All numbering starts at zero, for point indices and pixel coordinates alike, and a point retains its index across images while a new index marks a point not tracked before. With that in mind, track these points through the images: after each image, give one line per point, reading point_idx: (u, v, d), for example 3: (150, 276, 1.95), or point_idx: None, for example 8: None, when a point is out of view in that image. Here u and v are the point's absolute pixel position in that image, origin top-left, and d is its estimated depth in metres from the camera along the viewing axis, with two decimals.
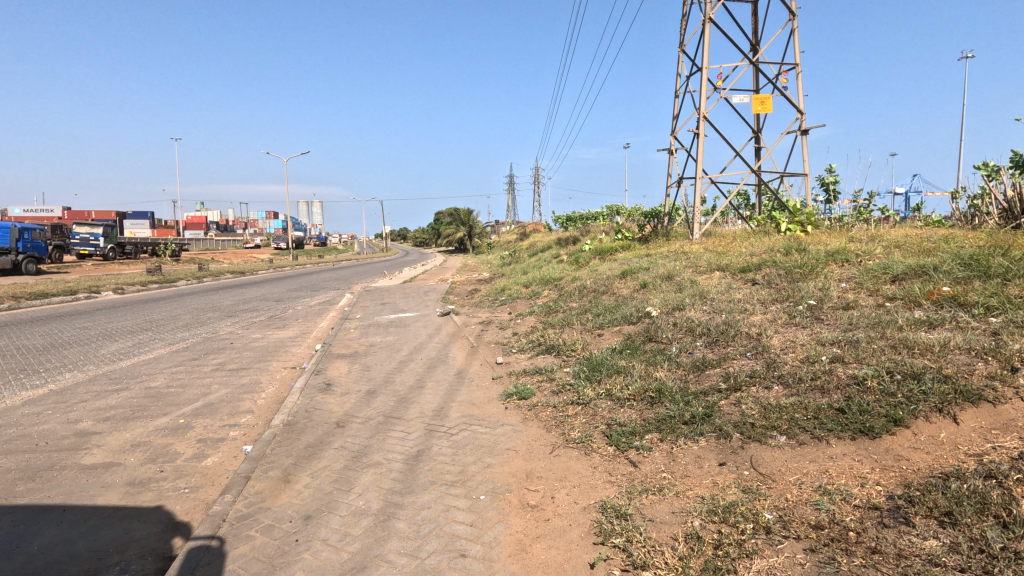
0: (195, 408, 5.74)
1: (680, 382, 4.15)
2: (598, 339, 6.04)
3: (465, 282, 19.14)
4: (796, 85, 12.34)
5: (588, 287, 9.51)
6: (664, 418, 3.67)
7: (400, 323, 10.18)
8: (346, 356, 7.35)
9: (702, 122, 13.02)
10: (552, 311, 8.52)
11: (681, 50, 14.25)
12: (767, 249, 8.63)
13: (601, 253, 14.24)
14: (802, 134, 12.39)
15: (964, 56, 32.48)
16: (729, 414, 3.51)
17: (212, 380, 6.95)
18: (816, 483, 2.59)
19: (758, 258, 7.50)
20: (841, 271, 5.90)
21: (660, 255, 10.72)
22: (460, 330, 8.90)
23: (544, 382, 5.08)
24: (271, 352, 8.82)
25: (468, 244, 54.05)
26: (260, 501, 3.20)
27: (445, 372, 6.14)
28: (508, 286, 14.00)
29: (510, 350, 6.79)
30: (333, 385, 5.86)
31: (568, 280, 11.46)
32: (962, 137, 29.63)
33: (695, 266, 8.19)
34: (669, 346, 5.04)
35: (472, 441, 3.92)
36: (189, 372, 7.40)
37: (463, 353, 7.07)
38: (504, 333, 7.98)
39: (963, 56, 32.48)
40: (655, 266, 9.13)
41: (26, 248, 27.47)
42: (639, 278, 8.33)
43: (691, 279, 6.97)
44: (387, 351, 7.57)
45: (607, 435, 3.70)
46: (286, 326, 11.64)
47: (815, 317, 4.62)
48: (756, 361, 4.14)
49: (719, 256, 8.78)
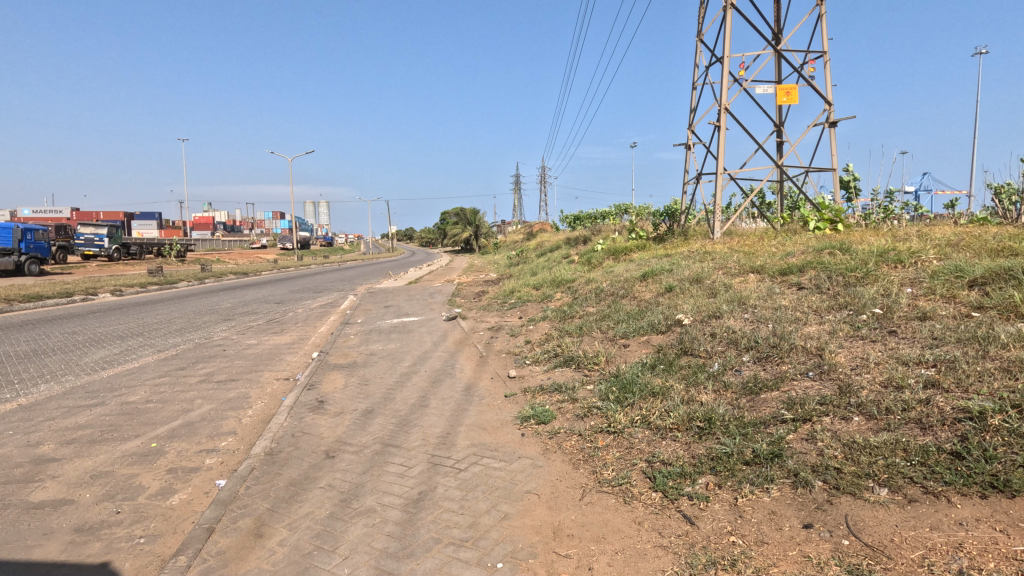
0: (171, 429, 5.12)
1: (732, 409, 3.47)
2: (624, 351, 5.38)
3: (472, 283, 18.51)
4: (824, 73, 11.64)
5: (605, 290, 8.84)
6: (719, 456, 3.00)
7: (404, 328, 9.56)
8: (343, 367, 6.72)
9: (723, 114, 12.31)
10: (567, 317, 7.84)
11: (699, 39, 13.54)
12: (801, 249, 7.92)
13: (616, 253, 13.54)
14: (830, 126, 11.65)
15: (983, 51, 31.77)
16: (804, 452, 2.84)
17: (196, 394, 6.33)
18: (953, 567, 1.95)
19: (798, 259, 6.79)
20: (900, 272, 5.19)
21: (681, 255, 10.03)
22: (468, 336, 8.26)
23: (565, 402, 4.42)
24: (265, 360, 8.21)
25: (475, 244, 53.46)
26: (222, 567, 2.57)
27: (452, 388, 5.49)
28: (517, 288, 13.34)
29: (524, 361, 6.12)
30: (325, 402, 5.22)
31: (582, 281, 10.81)
32: (978, 135, 29.02)
33: (724, 267, 7.50)
34: (711, 362, 4.36)
35: (484, 481, 3.27)
36: (174, 384, 6.79)
37: (472, 364, 6.41)
38: (515, 341, 7.33)
39: (982, 51, 31.79)
40: (678, 268, 8.45)
41: (28, 249, 27.05)
42: (663, 280, 7.65)
43: (724, 282, 6.28)
44: (388, 361, 6.92)
45: (650, 477, 3.03)
46: (284, 331, 11.02)
47: (886, 330, 3.94)
48: (823, 384, 3.46)
49: (749, 257, 8.07)
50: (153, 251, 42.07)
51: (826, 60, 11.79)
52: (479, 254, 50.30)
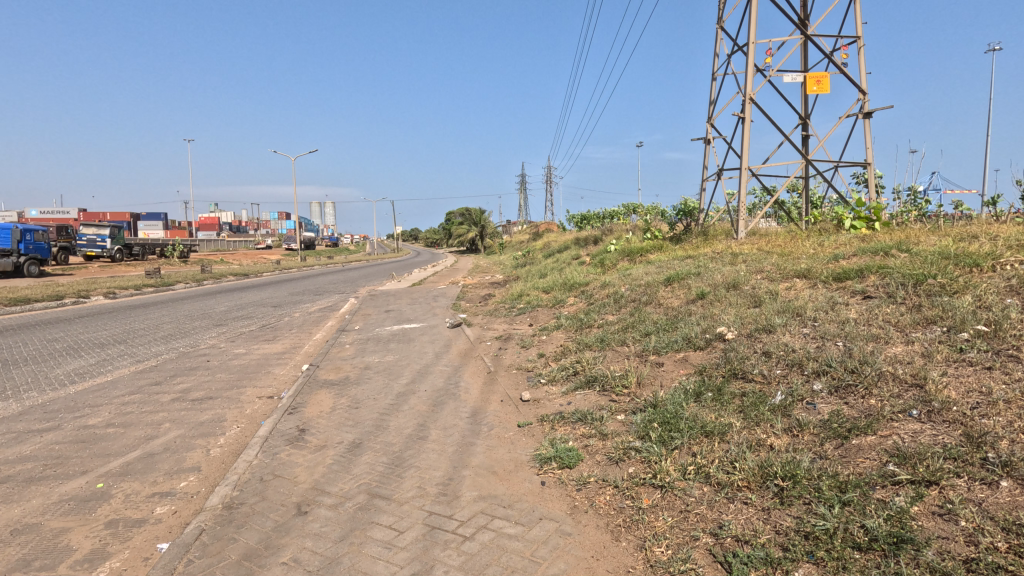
0: (125, 463, 4.35)
1: (819, 460, 2.67)
2: (657, 370, 4.59)
3: (478, 285, 17.74)
4: (858, 60, 10.81)
5: (624, 295, 8.06)
6: (820, 534, 2.21)
7: (404, 336, 8.82)
8: (333, 385, 5.94)
9: (748, 105, 11.47)
10: (584, 327, 7.04)
11: (720, 26, 12.74)
12: (845, 250, 7.09)
13: (631, 255, 12.69)
14: (865, 117, 10.82)
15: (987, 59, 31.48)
16: (945, 537, 2.04)
17: (166, 416, 5.57)
18: None
19: (849, 262, 5.96)
20: (986, 277, 4.38)
21: (706, 257, 9.24)
22: (475, 347, 7.48)
23: (593, 440, 3.63)
24: (250, 373, 7.44)
25: (480, 244, 52.76)
26: None
27: (455, 414, 4.70)
28: (526, 291, 12.54)
29: (538, 380, 5.33)
30: (306, 432, 4.44)
31: (597, 285, 10.01)
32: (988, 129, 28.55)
33: (761, 271, 6.69)
34: (772, 391, 3.55)
35: (497, 558, 2.48)
36: (144, 404, 6.03)
37: (478, 382, 5.62)
38: (526, 354, 6.55)
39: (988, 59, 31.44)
40: (706, 271, 7.62)
41: (28, 250, 26.43)
42: (692, 286, 6.85)
43: (768, 289, 5.48)
44: (384, 377, 6.13)
45: (721, 562, 2.24)
46: (277, 338, 10.26)
47: (1002, 354, 3.13)
48: (937, 428, 2.66)
49: (786, 259, 7.25)
50: (155, 251, 41.48)
51: (860, 45, 10.94)
52: (485, 254, 49.56)
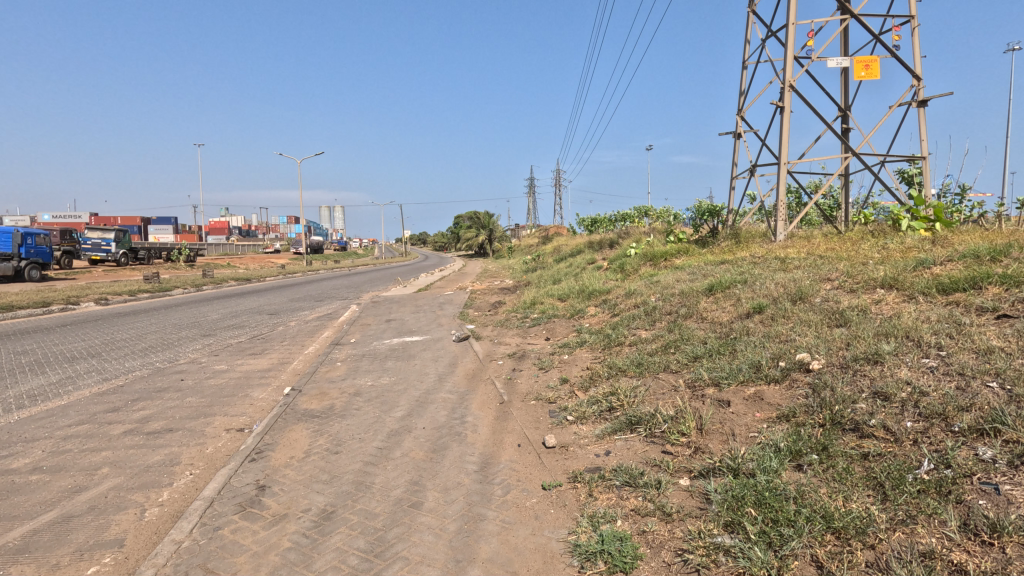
0: (28, 533, 3.32)
1: None
2: (724, 411, 3.52)
3: (489, 291, 16.71)
4: (912, 42, 9.68)
5: (657, 305, 6.98)
6: None
7: (404, 352, 7.77)
8: (313, 418, 4.89)
9: (788, 93, 10.36)
10: (614, 345, 5.97)
11: (752, 10, 11.66)
12: (924, 253, 5.98)
13: (655, 259, 11.59)
14: (919, 105, 9.69)
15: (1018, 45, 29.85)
16: None
17: (109, 457, 4.55)
18: None
19: (944, 268, 4.85)
20: None
21: (747, 262, 8.15)
22: (485, 367, 6.44)
23: (655, 524, 2.58)
24: (224, 396, 6.42)
25: (489, 249, 51.87)
26: None
27: (460, 465, 3.65)
28: (541, 299, 11.48)
29: (564, 417, 4.28)
30: (266, 492, 3.40)
31: (621, 293, 8.95)
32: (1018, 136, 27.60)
33: (825, 279, 5.61)
34: (912, 457, 2.49)
35: None
36: (88, 439, 5.00)
37: (489, 417, 4.57)
38: (547, 378, 5.49)
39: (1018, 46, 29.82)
40: (756, 279, 6.51)
41: (29, 254, 25.63)
42: (743, 297, 5.77)
43: (851, 304, 4.40)
44: (375, 407, 5.08)
45: None
46: (266, 352, 9.24)
47: None
48: None
49: (851, 264, 6.16)
50: (160, 256, 40.71)
51: (914, 26, 9.82)
52: (493, 258, 48.34)
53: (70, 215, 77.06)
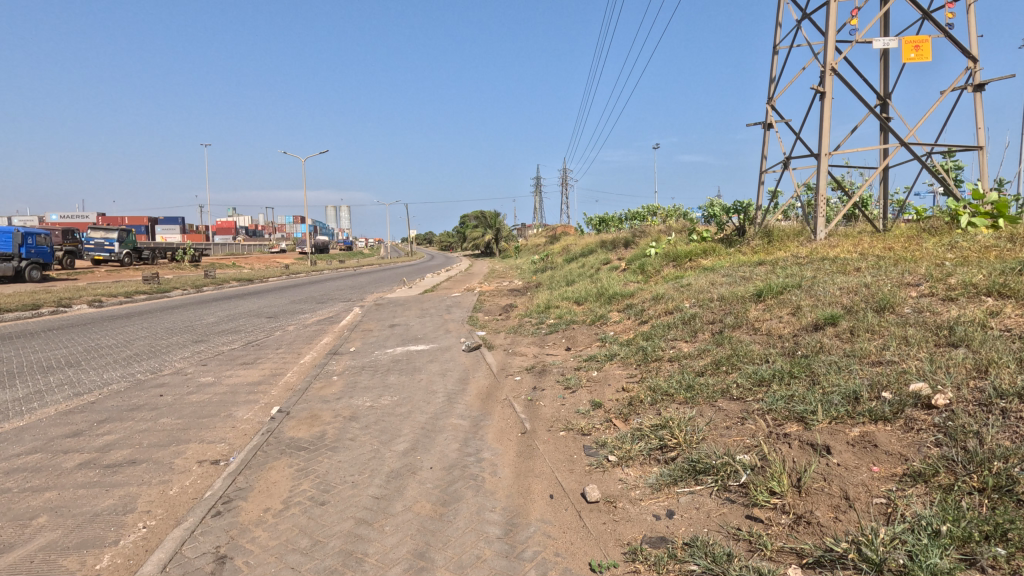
0: None
1: None
2: (825, 460, 2.68)
3: (499, 293, 15.91)
4: (968, 20, 8.78)
5: (696, 311, 6.13)
6: None
7: (408, 364, 6.95)
8: (299, 451, 4.08)
9: (829, 77, 9.46)
10: (651, 360, 5.13)
11: None
12: (1015, 254, 5.11)
13: (679, 259, 10.74)
14: (976, 89, 8.79)
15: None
16: None
17: (52, 501, 3.75)
18: None
19: None
20: None
21: (792, 262, 7.29)
22: (500, 383, 5.61)
23: None
24: (204, 417, 5.61)
25: (495, 249, 51.27)
26: None
27: (479, 528, 2.82)
28: (556, 302, 10.66)
29: (604, 456, 3.45)
30: (225, 570, 2.59)
31: (648, 297, 8.11)
32: None
33: (903, 283, 4.76)
34: None
35: None
36: (34, 474, 4.21)
37: (511, 454, 3.74)
38: (577, 401, 4.65)
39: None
40: (812, 283, 5.66)
41: (30, 254, 24.99)
42: (804, 305, 4.92)
43: (960, 317, 3.54)
44: (374, 437, 4.26)
45: None
46: (258, 361, 8.44)
47: None
48: None
49: (927, 266, 5.29)
50: (164, 256, 40.09)
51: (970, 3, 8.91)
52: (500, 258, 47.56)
53: (77, 216, 76.79)
